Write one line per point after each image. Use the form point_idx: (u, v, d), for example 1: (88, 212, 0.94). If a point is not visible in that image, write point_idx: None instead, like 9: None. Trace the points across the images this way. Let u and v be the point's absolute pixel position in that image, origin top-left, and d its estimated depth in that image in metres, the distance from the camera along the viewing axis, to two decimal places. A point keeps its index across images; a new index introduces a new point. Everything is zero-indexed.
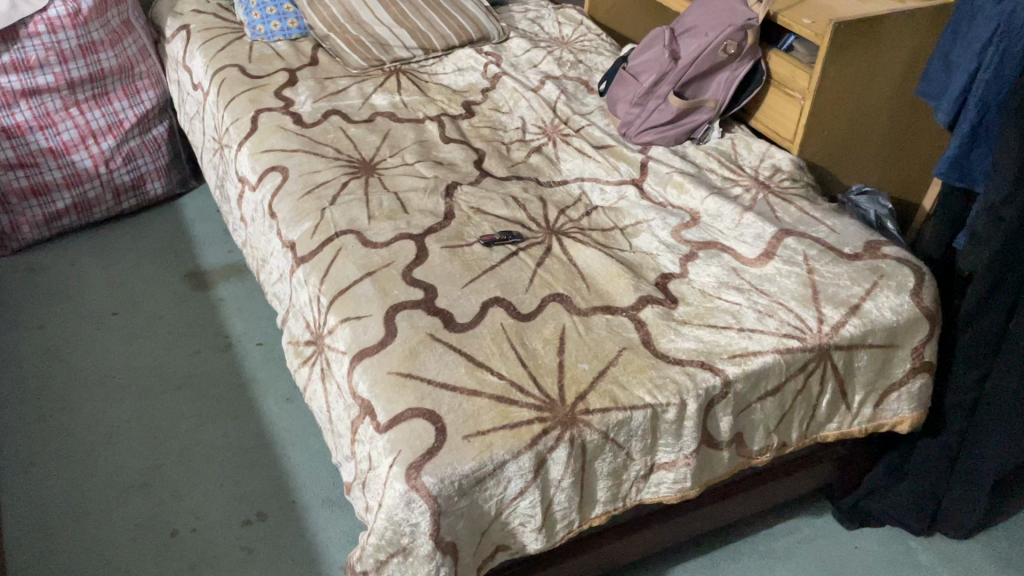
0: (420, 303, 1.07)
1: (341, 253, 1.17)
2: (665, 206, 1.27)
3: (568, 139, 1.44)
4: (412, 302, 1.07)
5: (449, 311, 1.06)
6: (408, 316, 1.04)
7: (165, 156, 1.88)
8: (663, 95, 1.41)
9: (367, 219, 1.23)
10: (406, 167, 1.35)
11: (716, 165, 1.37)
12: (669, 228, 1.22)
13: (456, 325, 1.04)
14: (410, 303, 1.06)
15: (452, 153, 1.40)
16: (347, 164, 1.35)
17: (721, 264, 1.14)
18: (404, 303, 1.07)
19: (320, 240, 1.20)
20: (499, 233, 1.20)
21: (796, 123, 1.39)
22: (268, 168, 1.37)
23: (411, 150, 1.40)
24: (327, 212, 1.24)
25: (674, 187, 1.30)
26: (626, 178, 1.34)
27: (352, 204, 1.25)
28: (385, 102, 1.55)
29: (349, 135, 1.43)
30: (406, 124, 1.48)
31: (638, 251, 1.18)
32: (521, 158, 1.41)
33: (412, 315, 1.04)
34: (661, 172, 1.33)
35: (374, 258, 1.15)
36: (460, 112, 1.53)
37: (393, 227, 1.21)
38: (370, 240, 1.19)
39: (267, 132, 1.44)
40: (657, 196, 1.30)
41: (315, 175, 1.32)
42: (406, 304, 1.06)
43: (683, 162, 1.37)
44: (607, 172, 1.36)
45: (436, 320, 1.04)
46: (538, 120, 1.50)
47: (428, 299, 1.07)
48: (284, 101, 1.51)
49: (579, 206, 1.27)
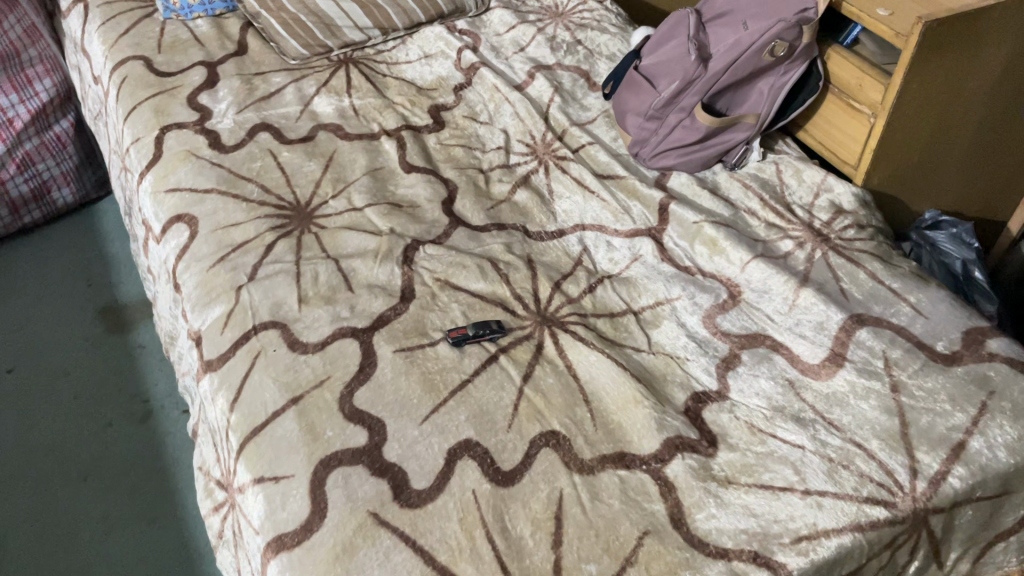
0: (361, 455, 0.77)
1: (259, 361, 0.87)
2: (694, 274, 0.96)
3: (563, 164, 1.12)
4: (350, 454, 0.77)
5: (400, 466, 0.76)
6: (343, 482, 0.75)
7: (73, 157, 1.55)
8: (687, 108, 1.07)
9: (296, 306, 0.92)
10: (352, 216, 1.03)
11: (757, 205, 1.05)
12: (700, 312, 0.91)
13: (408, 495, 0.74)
14: (348, 456, 0.77)
15: (413, 190, 1.08)
16: (275, 211, 1.03)
17: (773, 373, 0.85)
18: (340, 454, 0.77)
19: (234, 339, 0.90)
20: (473, 325, 0.89)
21: (862, 146, 1.07)
22: (172, 216, 1.05)
23: (360, 187, 1.08)
24: (243, 292, 0.93)
25: (704, 244, 0.99)
26: (640, 225, 1.03)
27: (278, 281, 0.94)
28: (329, 109, 1.21)
29: (280, 164, 1.11)
30: (356, 142, 1.15)
31: (660, 352, 0.87)
32: (503, 194, 1.09)
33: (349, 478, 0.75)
34: (688, 220, 1.02)
35: (302, 373, 0.85)
36: (426, 121, 1.20)
37: (330, 318, 0.91)
38: (299, 340, 0.88)
39: (174, 160, 1.11)
40: (682, 255, 0.99)
41: (232, 230, 1.01)
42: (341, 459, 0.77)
43: (715, 201, 1.05)
44: (615, 217, 1.04)
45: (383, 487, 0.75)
46: (526, 134, 1.17)
47: (372, 446, 0.78)
48: (198, 112, 1.18)
49: (578, 275, 0.96)
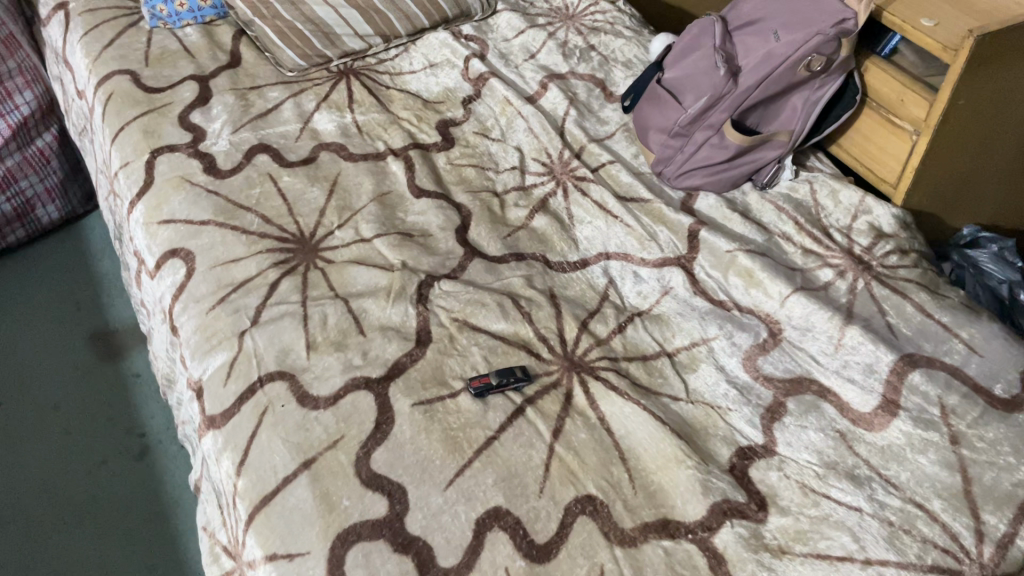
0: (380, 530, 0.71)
1: (266, 418, 0.80)
2: (730, 310, 0.90)
3: (583, 185, 1.05)
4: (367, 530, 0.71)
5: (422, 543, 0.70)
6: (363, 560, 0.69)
7: (57, 172, 1.47)
8: (715, 125, 1.00)
9: (304, 353, 0.85)
10: (360, 249, 0.97)
11: (793, 229, 0.99)
12: (739, 353, 0.85)
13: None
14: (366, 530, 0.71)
15: (424, 217, 1.01)
16: (277, 244, 0.96)
17: (821, 425, 0.79)
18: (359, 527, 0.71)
19: (238, 392, 0.83)
20: (495, 373, 0.82)
21: (903, 164, 1.00)
22: (167, 250, 0.97)
23: (367, 215, 1.01)
24: (247, 339, 0.86)
25: (739, 275, 0.92)
26: (668, 254, 0.96)
27: (284, 325, 0.87)
28: (330, 126, 1.14)
29: (281, 191, 1.04)
30: (360, 164, 1.08)
31: (698, 401, 0.81)
32: (520, 219, 1.02)
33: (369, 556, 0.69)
34: (720, 249, 0.95)
35: (313, 432, 0.78)
36: (434, 138, 1.12)
37: (342, 366, 0.84)
38: (308, 394, 0.82)
39: (167, 188, 1.03)
40: (715, 288, 0.92)
41: (232, 267, 0.94)
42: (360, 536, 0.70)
43: (747, 225, 0.98)
44: (641, 245, 0.97)
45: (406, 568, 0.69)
46: (541, 152, 1.10)
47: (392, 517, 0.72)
48: (191, 133, 1.10)
49: (606, 312, 0.90)
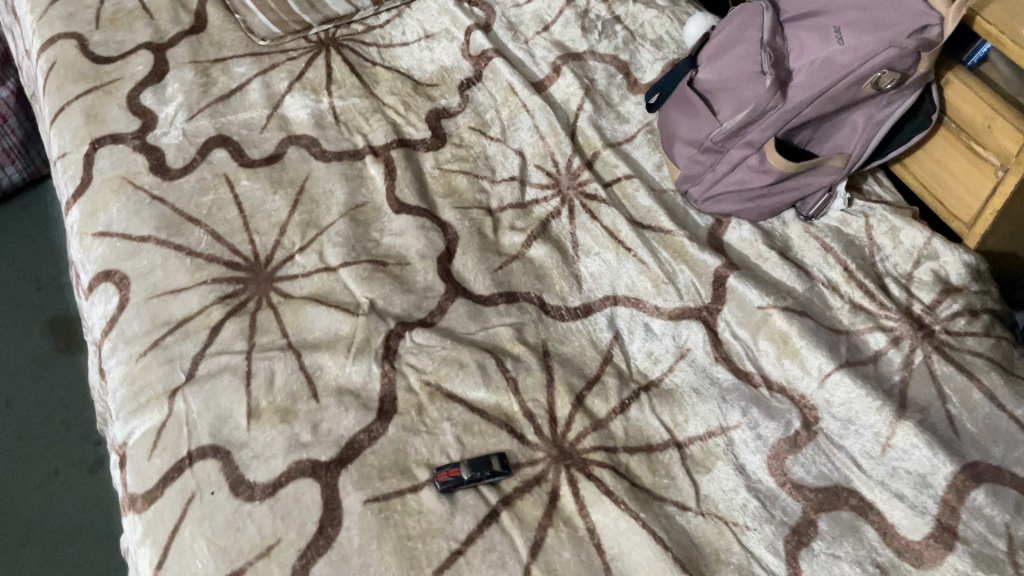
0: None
1: (191, 510, 0.68)
2: (758, 387, 0.74)
3: (593, 204, 0.89)
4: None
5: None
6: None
7: (16, 131, 1.32)
8: (754, 144, 0.82)
9: (244, 423, 0.72)
10: (323, 281, 0.82)
11: (841, 276, 0.82)
12: (765, 449, 0.70)
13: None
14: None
15: (402, 240, 0.86)
16: (226, 272, 0.82)
17: (859, 556, 0.65)
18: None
19: (163, 470, 0.70)
20: (468, 463, 0.68)
21: (982, 203, 0.82)
22: (98, 272, 0.83)
23: (335, 234, 0.85)
24: (178, 400, 0.73)
25: (772, 340, 0.76)
26: (688, 302, 0.80)
27: (222, 383, 0.74)
28: (303, 113, 0.97)
29: (237, 199, 0.88)
30: (333, 165, 0.92)
31: (709, 513, 0.67)
32: (515, 246, 0.86)
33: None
34: (751, 303, 0.79)
35: (245, 534, 0.66)
36: (422, 133, 0.96)
37: (286, 444, 0.71)
38: (243, 479, 0.69)
39: (105, 190, 0.88)
40: (741, 354, 0.77)
41: (171, 301, 0.80)
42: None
43: (786, 271, 0.82)
44: (656, 289, 0.82)
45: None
46: (547, 158, 0.93)
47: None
48: (141, 119, 0.94)
49: (607, 382, 0.75)
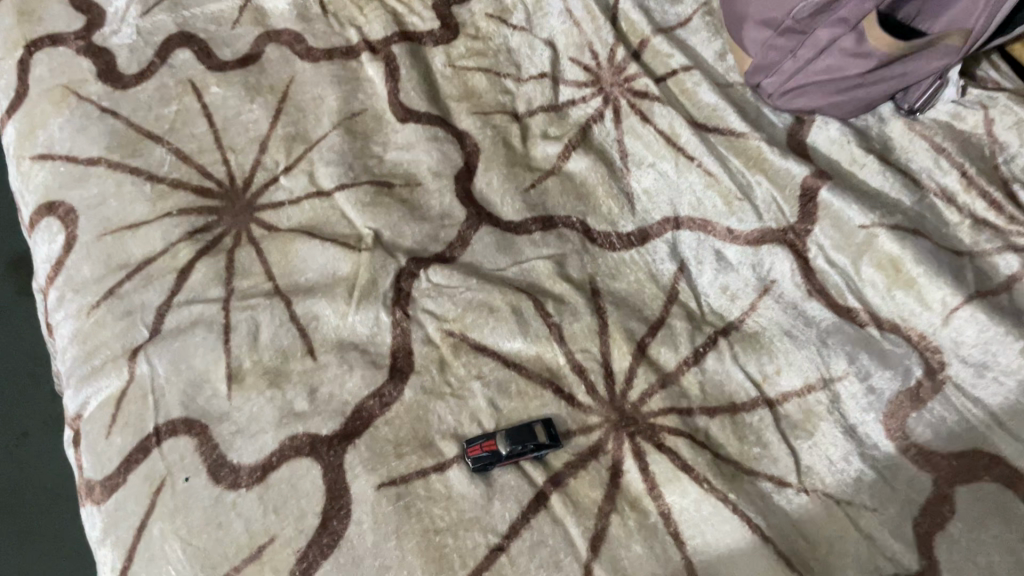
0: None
1: (161, 501, 0.54)
2: (865, 326, 0.59)
3: (643, 104, 0.72)
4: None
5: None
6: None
7: None
8: (849, 21, 0.63)
9: (224, 390, 0.58)
10: (316, 208, 0.67)
11: (958, 183, 0.66)
12: (879, 406, 0.56)
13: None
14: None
15: (411, 154, 0.70)
16: (195, 200, 0.66)
17: (1010, 543, 0.50)
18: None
19: (125, 451, 0.56)
20: (506, 434, 0.54)
21: None
22: (40, 204, 0.68)
23: (328, 150, 0.69)
24: (140, 362, 0.59)
25: (879, 268, 0.61)
26: (768, 223, 0.65)
27: (194, 341, 0.59)
28: (283, 3, 0.79)
29: (207, 110, 0.72)
30: (323, 66, 0.75)
31: (814, 491, 0.53)
32: (550, 159, 0.70)
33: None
34: (849, 223, 0.63)
35: (229, 532, 0.53)
36: (429, 23, 0.78)
37: (276, 415, 0.57)
38: (225, 461, 0.55)
39: (45, 103, 0.72)
40: (840, 285, 0.61)
41: (128, 238, 0.65)
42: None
43: (888, 179, 0.66)
44: (728, 207, 0.66)
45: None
46: (583, 50, 0.76)
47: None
48: (85, 14, 0.77)
49: (675, 326, 0.60)
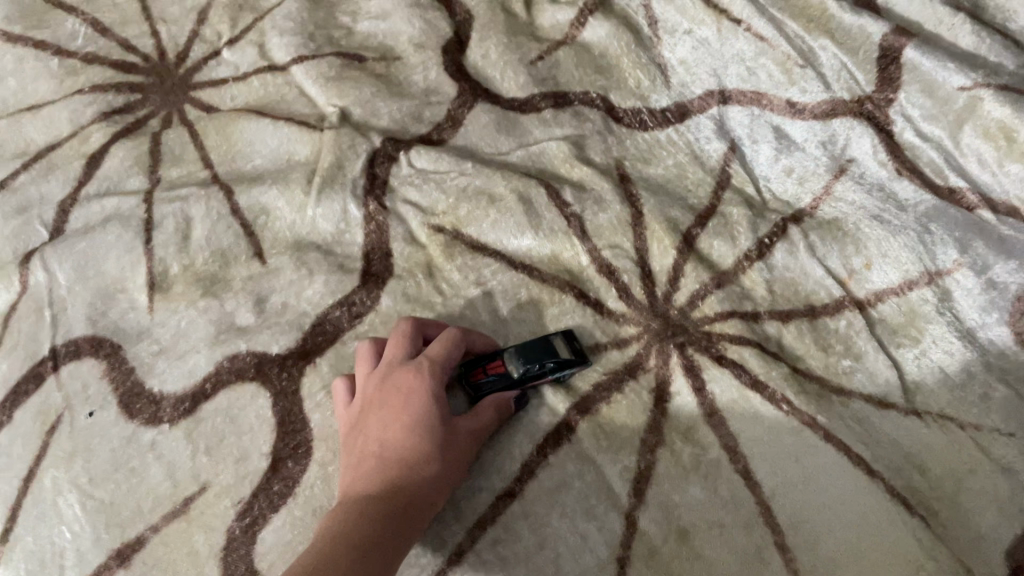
0: (432, 371, 0.37)
1: (56, 442, 0.40)
2: (975, 211, 0.46)
3: None
4: (455, 354, 0.38)
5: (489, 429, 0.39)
6: (347, 414, 0.38)
7: None
8: None
9: (143, 301, 0.44)
10: (267, 87, 0.53)
11: None
12: (1003, 304, 0.43)
13: (411, 511, 0.33)
14: (442, 355, 0.38)
15: (386, 23, 0.56)
16: (114, 76, 0.53)
17: None
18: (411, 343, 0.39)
19: (10, 381, 0.42)
20: (517, 350, 0.39)
21: None
22: None
23: (283, 18, 0.55)
24: (35, 268, 0.45)
25: (986, 137, 0.48)
26: (839, 95, 0.51)
27: (104, 240, 0.46)
28: None
29: None
30: None
31: (927, 414, 0.40)
32: (560, 28, 0.56)
33: (406, 386, 0.36)
34: (943, 87, 0.50)
35: (146, 480, 0.39)
36: None
37: (211, 331, 0.43)
38: (142, 389, 0.41)
39: None
40: (937, 162, 0.48)
41: (28, 121, 0.51)
42: (413, 360, 0.38)
43: (984, 39, 0.53)
44: (787, 76, 0.52)
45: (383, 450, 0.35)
46: None
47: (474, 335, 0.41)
48: None
49: (730, 215, 0.47)
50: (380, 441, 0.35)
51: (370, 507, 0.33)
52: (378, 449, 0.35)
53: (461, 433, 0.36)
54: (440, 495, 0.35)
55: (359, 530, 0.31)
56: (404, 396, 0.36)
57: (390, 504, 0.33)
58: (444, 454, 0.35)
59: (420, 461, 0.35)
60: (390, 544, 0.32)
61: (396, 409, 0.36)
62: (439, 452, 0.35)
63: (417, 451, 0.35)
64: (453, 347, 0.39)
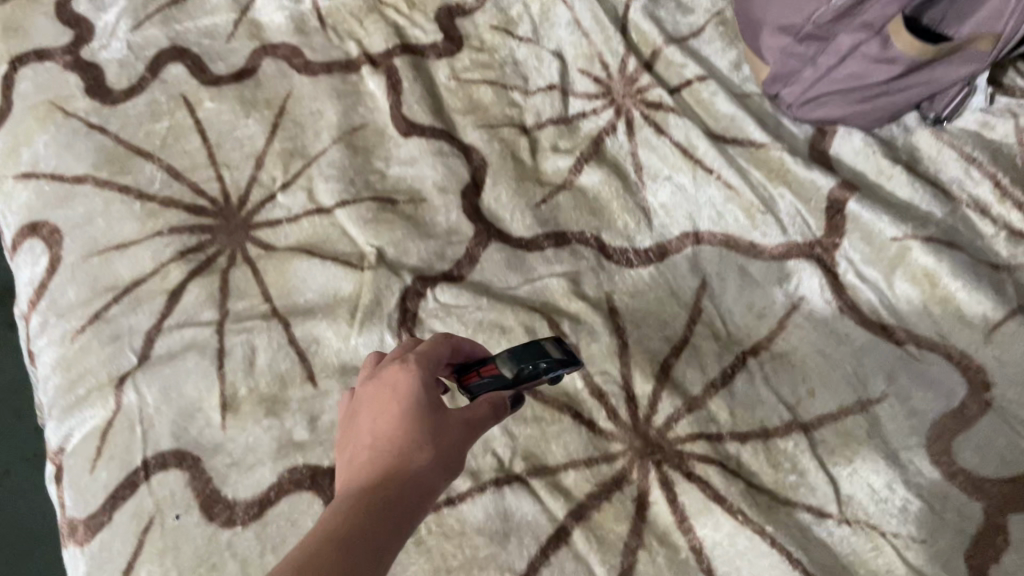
0: (417, 366, 0.41)
1: (150, 540, 0.50)
2: (902, 345, 0.56)
3: (657, 115, 0.69)
4: (437, 355, 0.43)
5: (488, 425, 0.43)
6: (349, 419, 0.42)
7: None
8: (873, 24, 0.61)
9: (217, 419, 0.54)
10: (315, 226, 0.63)
11: (991, 195, 0.63)
12: (922, 430, 0.52)
13: (404, 490, 0.36)
14: (425, 353, 0.42)
15: (415, 169, 0.67)
16: (187, 218, 0.63)
17: None
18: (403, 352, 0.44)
19: (109, 488, 0.52)
20: (511, 354, 0.45)
21: None
22: (22, 226, 0.64)
23: (327, 166, 0.66)
24: (127, 390, 0.55)
25: (914, 282, 0.58)
26: (793, 238, 0.61)
27: (185, 367, 0.55)
28: (279, 17, 0.76)
29: (200, 126, 0.68)
30: (322, 81, 0.72)
31: (856, 521, 0.49)
32: (561, 173, 0.67)
33: (393, 377, 0.40)
34: (881, 235, 0.60)
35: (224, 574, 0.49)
36: (431, 36, 0.75)
37: (274, 446, 0.53)
38: (219, 496, 0.51)
39: (30, 120, 0.68)
40: (873, 302, 0.58)
41: (116, 258, 0.61)
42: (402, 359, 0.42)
43: (918, 190, 0.63)
44: (751, 221, 0.62)
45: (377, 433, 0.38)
46: (593, 61, 0.73)
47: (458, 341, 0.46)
48: (74, 30, 0.74)
49: (700, 347, 0.56)
50: (376, 433, 0.39)
51: (367, 493, 0.36)
52: (373, 441, 0.39)
53: (453, 418, 0.40)
54: (437, 480, 0.38)
55: (352, 511, 0.34)
56: (393, 390, 0.40)
57: (388, 487, 0.36)
58: (435, 432, 0.39)
59: (414, 448, 0.38)
60: (388, 508, 0.35)
61: (387, 404, 0.39)
62: (431, 432, 0.39)
63: (407, 429, 0.38)
64: (437, 348, 0.43)
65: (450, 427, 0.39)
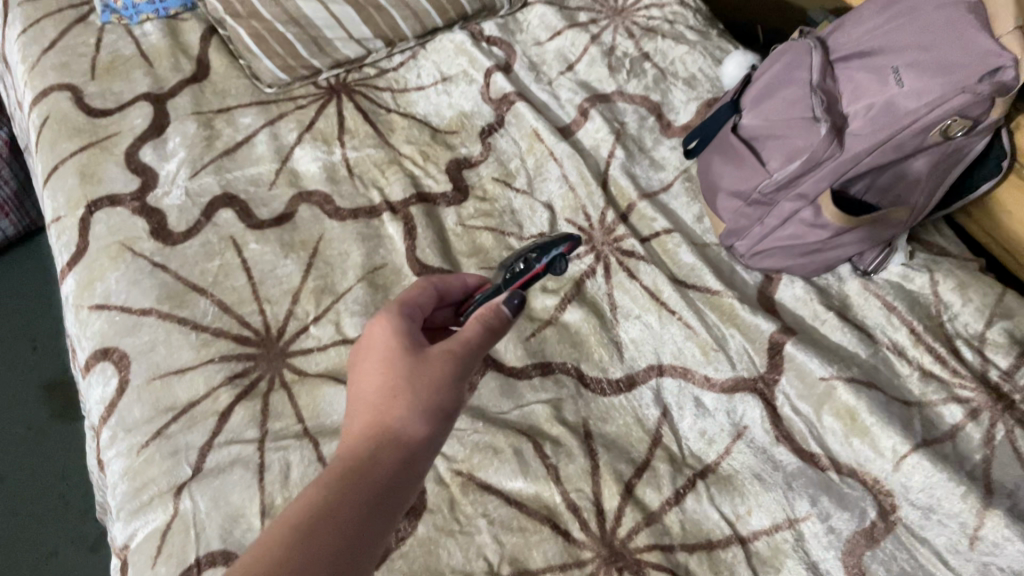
0: (390, 322, 0.53)
1: None
2: (825, 470, 0.68)
3: (630, 262, 0.82)
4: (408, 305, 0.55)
5: (489, 345, 0.54)
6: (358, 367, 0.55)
7: (9, 183, 1.19)
8: (808, 196, 0.74)
9: (258, 524, 0.66)
10: (341, 355, 0.76)
11: (906, 340, 0.75)
12: (839, 544, 0.63)
13: (388, 433, 0.48)
14: (399, 307, 0.55)
15: None
16: (234, 346, 0.75)
17: None
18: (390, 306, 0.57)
19: None
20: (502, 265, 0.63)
21: None
22: (96, 349, 0.75)
23: (352, 302, 0.79)
24: (184, 497, 0.66)
25: (837, 417, 0.70)
26: (741, 373, 0.73)
27: (232, 479, 0.67)
28: (314, 166, 0.90)
29: (246, 264, 0.81)
30: (348, 225, 0.85)
31: None
32: (548, 310, 0.79)
33: (374, 334, 0.53)
34: (812, 374, 0.72)
35: None
36: (442, 186, 0.89)
37: None
38: None
39: (103, 258, 0.81)
40: (804, 432, 0.70)
41: (175, 382, 0.73)
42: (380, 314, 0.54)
43: (846, 334, 0.75)
44: (706, 357, 0.75)
45: (369, 389, 0.51)
46: (578, 212, 0.86)
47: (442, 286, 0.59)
48: (140, 177, 0.87)
49: (658, 468, 0.68)
50: (370, 380, 0.51)
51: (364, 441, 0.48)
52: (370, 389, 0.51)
53: (427, 354, 0.51)
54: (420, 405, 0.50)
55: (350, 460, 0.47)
56: (375, 345, 0.53)
57: (378, 433, 0.48)
58: (411, 382, 0.50)
59: (395, 391, 0.50)
60: (380, 451, 0.47)
61: (372, 356, 0.52)
62: (413, 381, 0.50)
63: (388, 378, 0.50)
64: (415, 299, 0.57)
65: (424, 358, 0.51)
